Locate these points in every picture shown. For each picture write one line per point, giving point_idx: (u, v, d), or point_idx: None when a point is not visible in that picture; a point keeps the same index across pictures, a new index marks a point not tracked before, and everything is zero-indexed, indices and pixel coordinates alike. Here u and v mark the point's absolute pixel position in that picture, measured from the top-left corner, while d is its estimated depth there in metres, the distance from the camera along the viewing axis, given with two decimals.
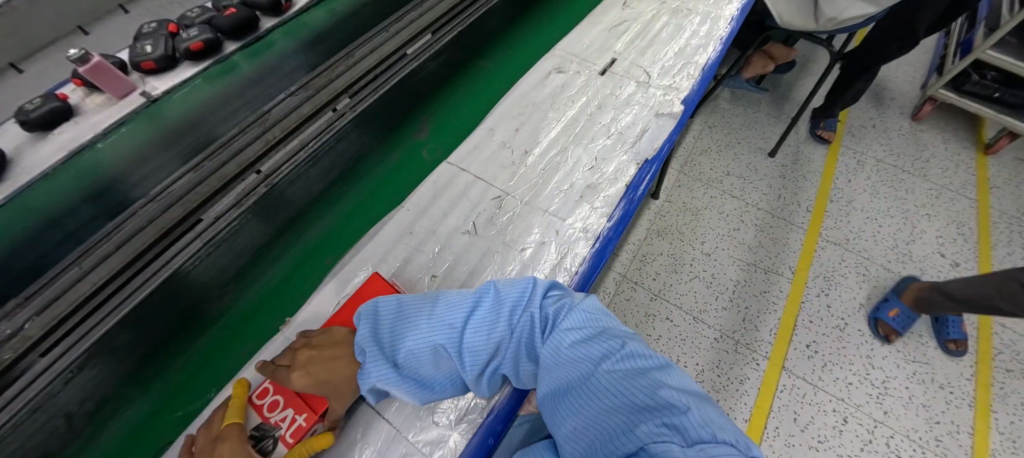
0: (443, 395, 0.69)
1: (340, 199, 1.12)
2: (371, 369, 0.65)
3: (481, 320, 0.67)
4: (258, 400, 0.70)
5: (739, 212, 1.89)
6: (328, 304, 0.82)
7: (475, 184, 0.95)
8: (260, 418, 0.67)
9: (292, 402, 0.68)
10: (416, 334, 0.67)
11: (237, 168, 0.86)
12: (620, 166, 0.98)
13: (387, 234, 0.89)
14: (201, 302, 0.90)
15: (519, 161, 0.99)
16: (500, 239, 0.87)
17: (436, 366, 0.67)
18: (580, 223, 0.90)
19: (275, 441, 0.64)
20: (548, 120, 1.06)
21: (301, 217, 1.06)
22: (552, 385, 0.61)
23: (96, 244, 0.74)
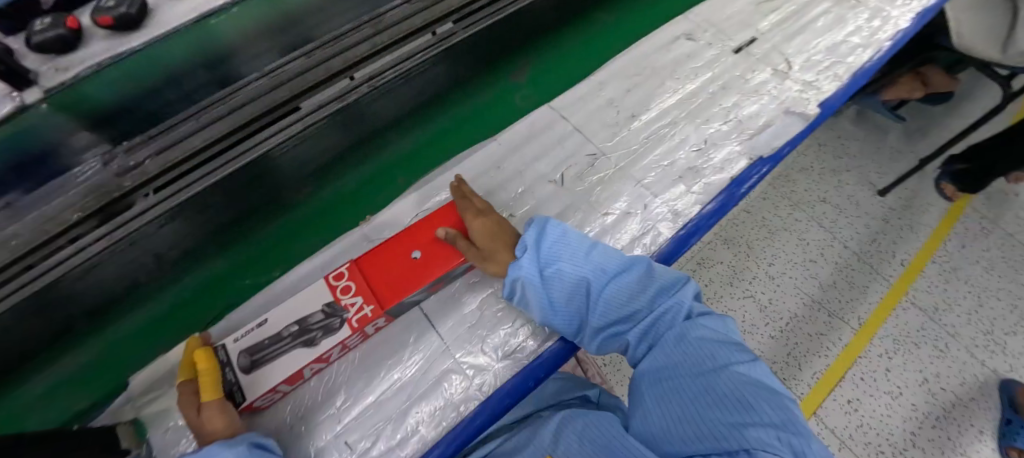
0: (554, 324, 0.67)
1: (432, 123, 1.08)
2: (519, 269, 0.65)
3: (635, 282, 0.64)
4: (331, 282, 0.63)
5: (822, 243, 1.61)
6: (406, 214, 0.85)
7: (573, 136, 0.90)
8: (329, 298, 0.61)
9: (364, 287, 0.62)
10: (572, 262, 0.65)
11: (342, 65, 0.76)
12: (730, 156, 0.89)
13: (476, 162, 0.88)
14: (280, 190, 0.93)
15: (626, 124, 0.91)
16: (585, 198, 0.83)
17: (573, 297, 0.65)
18: (671, 204, 0.84)
19: (342, 328, 0.60)
20: (664, 88, 0.96)
21: (390, 132, 1.04)
22: (659, 368, 0.58)
23: (214, 105, 0.72)
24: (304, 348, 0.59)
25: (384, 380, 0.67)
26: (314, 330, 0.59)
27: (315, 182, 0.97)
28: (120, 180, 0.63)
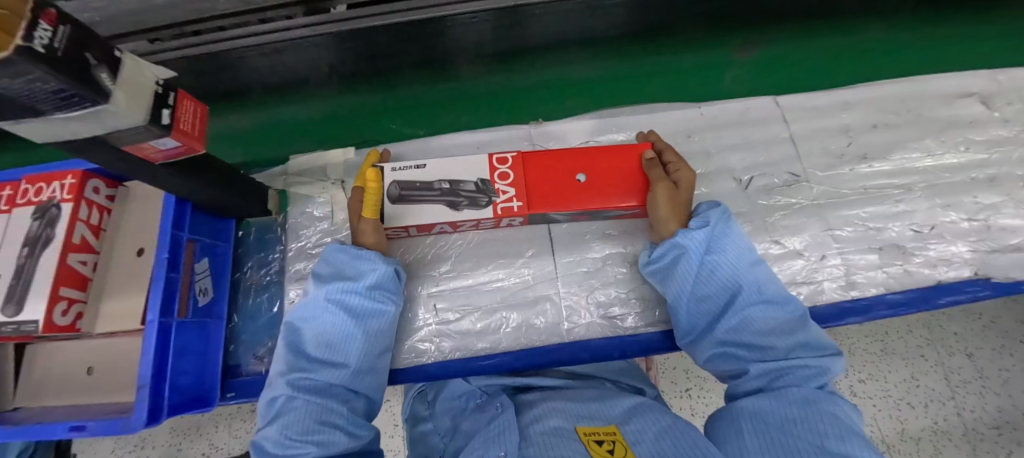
0: (675, 310, 0.61)
1: (643, 59, 0.83)
2: (683, 236, 0.60)
3: (787, 319, 0.56)
4: (494, 163, 0.65)
5: (969, 417, 0.84)
6: (576, 136, 0.81)
7: (784, 145, 0.78)
8: (486, 174, 0.64)
9: (522, 181, 0.64)
10: (735, 263, 0.59)
11: None
12: (952, 258, 0.72)
13: (670, 121, 0.80)
14: (451, 59, 0.79)
15: (851, 162, 0.77)
16: (762, 215, 0.74)
17: (711, 297, 0.59)
18: (850, 271, 0.71)
19: (486, 205, 0.64)
20: (919, 144, 0.78)
21: (590, 48, 0.81)
22: (765, 409, 0.48)
23: None
24: (446, 207, 0.63)
25: (488, 274, 0.70)
26: (462, 196, 0.63)
27: (491, 66, 0.82)
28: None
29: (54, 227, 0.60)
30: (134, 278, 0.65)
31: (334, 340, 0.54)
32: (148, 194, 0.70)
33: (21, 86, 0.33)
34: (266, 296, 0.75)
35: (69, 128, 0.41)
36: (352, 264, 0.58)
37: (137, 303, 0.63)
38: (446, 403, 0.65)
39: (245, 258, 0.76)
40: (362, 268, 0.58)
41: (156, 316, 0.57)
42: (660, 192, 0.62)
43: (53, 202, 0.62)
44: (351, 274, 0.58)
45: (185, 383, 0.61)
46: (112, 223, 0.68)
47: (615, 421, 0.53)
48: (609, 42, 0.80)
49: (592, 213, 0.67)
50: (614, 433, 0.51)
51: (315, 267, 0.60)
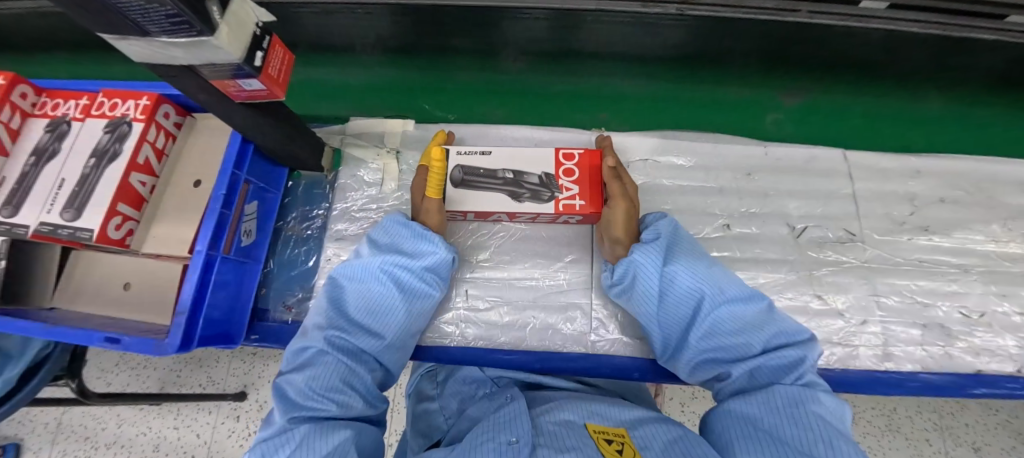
0: (648, 331, 0.59)
1: (690, 86, 0.83)
2: (640, 254, 0.59)
3: (755, 313, 0.54)
4: (561, 157, 0.66)
5: None
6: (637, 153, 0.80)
7: (843, 201, 0.76)
8: (553, 169, 0.65)
9: (587, 183, 0.64)
10: (693, 267, 0.58)
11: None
12: (1000, 352, 0.68)
13: (731, 155, 0.79)
14: (497, 50, 0.80)
15: (910, 232, 0.75)
16: (808, 267, 0.72)
17: (676, 313, 0.57)
18: (888, 342, 0.69)
19: (548, 200, 0.64)
20: (987, 228, 0.75)
21: (640, 65, 0.80)
22: (753, 415, 0.46)
23: None
24: (510, 195, 0.64)
25: (525, 270, 0.70)
26: (526, 187, 0.64)
27: (537, 65, 0.82)
28: None
29: (122, 144, 0.62)
30: (187, 207, 0.67)
31: (378, 308, 0.56)
32: (213, 130, 0.72)
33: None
34: (303, 249, 0.76)
35: (171, 54, 0.42)
36: (410, 240, 0.60)
37: (185, 231, 0.65)
38: (455, 389, 0.64)
39: (290, 209, 0.78)
40: (422, 248, 0.59)
41: (203, 247, 0.58)
42: (619, 210, 0.61)
43: (125, 119, 0.64)
44: (407, 249, 0.60)
45: (217, 317, 0.63)
46: (175, 150, 0.70)
47: (625, 425, 0.51)
48: (676, 65, 0.79)
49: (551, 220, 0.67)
50: (623, 436, 0.48)
51: (369, 234, 0.62)
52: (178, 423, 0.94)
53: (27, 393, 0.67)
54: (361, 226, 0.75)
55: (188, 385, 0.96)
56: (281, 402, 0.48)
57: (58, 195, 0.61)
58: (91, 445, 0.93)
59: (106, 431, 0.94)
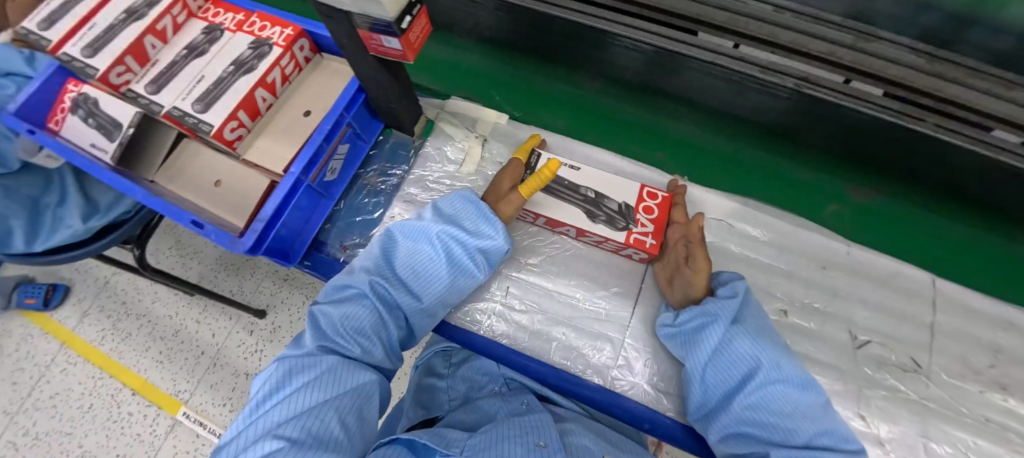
0: (692, 384, 0.58)
1: (745, 145, 0.90)
2: (711, 306, 0.58)
3: (810, 406, 0.51)
4: (643, 194, 0.67)
5: None
6: (713, 211, 0.79)
7: (918, 328, 0.71)
8: (634, 201, 0.66)
9: (661, 224, 0.65)
10: (762, 338, 0.55)
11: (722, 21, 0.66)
12: None
13: (810, 243, 0.76)
14: (586, 67, 0.95)
15: (986, 385, 0.68)
16: (858, 383, 0.68)
17: (727, 377, 0.54)
18: None
19: (621, 228, 0.65)
20: None
21: (711, 119, 0.91)
22: None
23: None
24: (585, 211, 0.66)
25: (567, 285, 0.71)
26: (603, 211, 0.66)
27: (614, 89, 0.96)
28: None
29: (259, 62, 0.70)
30: (292, 132, 0.73)
31: (426, 273, 0.58)
32: (334, 71, 0.79)
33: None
34: (371, 200, 0.81)
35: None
36: (473, 218, 0.61)
37: (286, 152, 0.71)
38: (466, 375, 0.66)
39: (373, 160, 0.83)
40: (483, 230, 0.60)
41: (296, 170, 0.64)
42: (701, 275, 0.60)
43: (269, 42, 0.72)
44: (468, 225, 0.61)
45: (285, 235, 0.68)
46: (298, 80, 0.77)
47: None
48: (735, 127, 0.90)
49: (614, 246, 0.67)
50: None
51: (439, 200, 0.64)
52: (202, 320, 1.01)
53: (99, 246, 0.75)
54: (431, 196, 0.79)
55: (222, 287, 1.04)
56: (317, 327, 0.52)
57: (194, 88, 0.69)
58: (125, 310, 1.03)
59: (141, 303, 1.04)
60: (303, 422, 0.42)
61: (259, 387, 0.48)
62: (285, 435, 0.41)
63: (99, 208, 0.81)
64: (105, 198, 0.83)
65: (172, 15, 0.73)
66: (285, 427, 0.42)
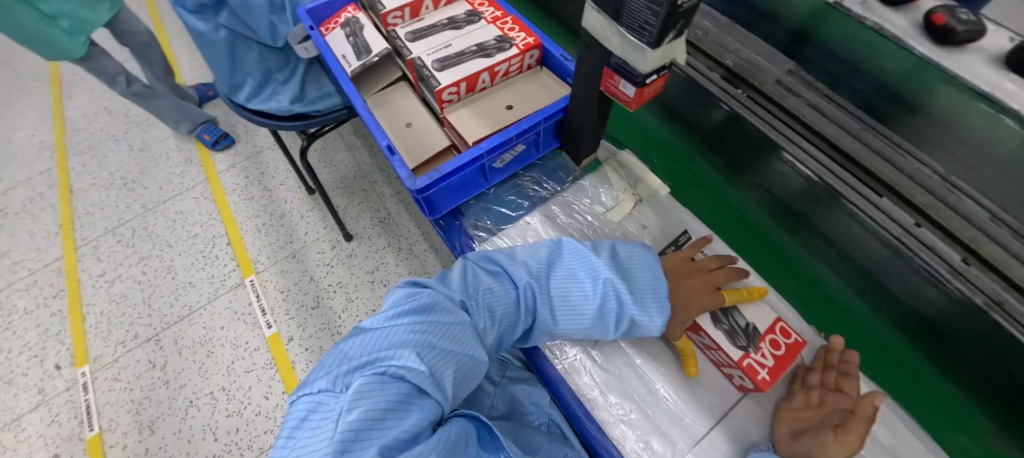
0: None
1: (879, 317, 0.85)
2: None
3: None
4: (774, 328, 0.67)
5: None
6: None
7: None
8: (763, 329, 0.66)
9: (782, 366, 0.63)
10: None
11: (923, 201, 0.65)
12: None
13: None
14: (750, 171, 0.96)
15: None
16: None
17: None
18: None
19: (739, 347, 0.64)
20: None
21: (856, 275, 0.86)
22: None
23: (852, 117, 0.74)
24: (711, 313, 0.66)
25: (654, 369, 0.69)
26: (729, 322, 0.66)
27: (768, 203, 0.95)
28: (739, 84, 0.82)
29: (497, 53, 0.82)
30: (490, 117, 0.82)
31: (574, 305, 0.63)
32: (543, 83, 0.88)
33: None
34: (517, 200, 0.87)
35: (610, 38, 0.53)
36: (643, 285, 0.63)
37: (480, 130, 0.80)
38: (512, 394, 0.72)
39: (534, 168, 0.90)
40: (646, 301, 0.62)
41: (483, 148, 0.75)
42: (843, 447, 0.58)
43: (511, 42, 0.84)
44: (638, 290, 0.62)
45: (443, 193, 0.78)
46: (514, 79, 0.88)
47: None
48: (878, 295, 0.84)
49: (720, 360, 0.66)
50: None
51: (623, 245, 0.68)
52: (306, 226, 1.59)
53: (321, 120, 1.18)
54: (570, 222, 0.82)
55: None
56: (467, 287, 0.62)
57: (439, 51, 0.83)
58: (270, 210, 1.65)
59: (280, 208, 1.65)
60: (436, 359, 0.52)
61: (408, 297, 0.58)
62: (422, 360, 0.51)
63: (302, 99, 1.18)
64: (312, 93, 1.19)
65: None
66: (424, 352, 0.52)
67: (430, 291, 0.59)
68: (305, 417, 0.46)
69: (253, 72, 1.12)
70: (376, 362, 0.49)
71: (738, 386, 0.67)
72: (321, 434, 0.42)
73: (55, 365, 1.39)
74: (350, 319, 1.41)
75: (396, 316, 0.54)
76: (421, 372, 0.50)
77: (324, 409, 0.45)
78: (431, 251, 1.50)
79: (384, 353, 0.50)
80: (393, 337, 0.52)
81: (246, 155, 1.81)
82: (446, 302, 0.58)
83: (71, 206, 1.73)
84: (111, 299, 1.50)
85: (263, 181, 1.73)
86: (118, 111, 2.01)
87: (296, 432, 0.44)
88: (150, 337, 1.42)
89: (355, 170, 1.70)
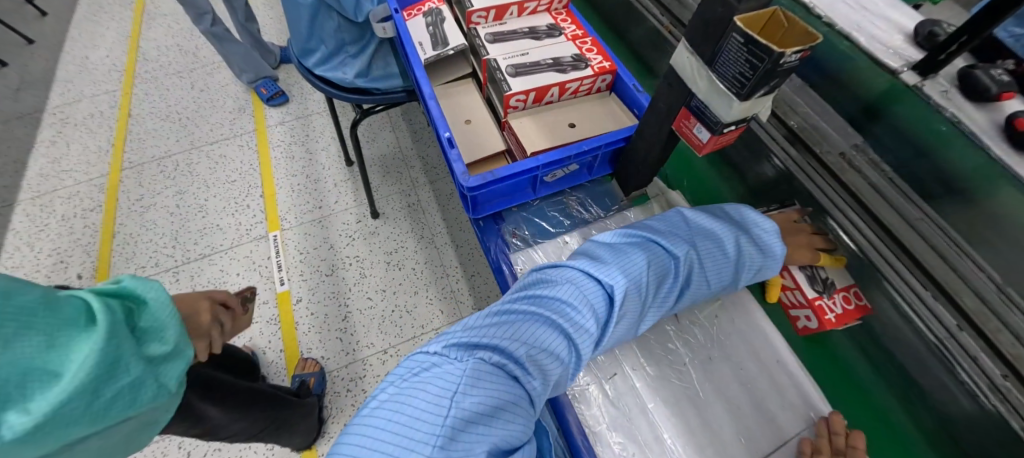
0: None
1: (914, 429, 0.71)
2: None
3: None
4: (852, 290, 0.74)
5: None
6: None
7: None
8: (841, 285, 0.74)
9: (848, 317, 0.73)
10: None
11: (967, 306, 0.62)
12: None
13: None
14: None
15: None
16: None
17: None
18: None
19: (814, 291, 0.76)
20: None
21: (889, 375, 0.73)
22: None
23: (906, 203, 0.68)
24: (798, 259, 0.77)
25: (664, 416, 0.68)
26: (810, 270, 0.77)
27: None
28: (797, 144, 0.77)
29: (571, 71, 0.83)
30: (552, 131, 0.83)
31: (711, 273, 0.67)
32: (609, 109, 0.88)
33: (745, 50, 0.45)
34: (559, 217, 0.87)
35: (697, 82, 0.53)
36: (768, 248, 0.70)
37: (539, 143, 0.81)
38: None
39: (580, 189, 0.90)
40: (772, 251, 0.69)
41: (541, 161, 0.75)
42: None
43: (586, 63, 0.84)
44: (764, 247, 0.70)
45: (493, 194, 0.79)
46: (580, 99, 0.88)
47: None
48: (914, 407, 0.71)
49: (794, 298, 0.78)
50: None
51: (750, 211, 0.72)
52: (340, 195, 1.63)
53: (377, 98, 1.20)
54: None
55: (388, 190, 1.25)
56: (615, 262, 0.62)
57: (516, 57, 0.85)
58: (307, 173, 1.69)
59: (320, 173, 1.69)
60: (538, 354, 0.54)
61: (549, 287, 0.60)
62: (536, 368, 0.53)
63: (367, 74, 1.21)
64: (376, 70, 1.22)
65: (537, 4, 0.92)
66: (533, 355, 0.53)
67: (572, 282, 0.60)
68: (425, 369, 0.51)
69: (329, 39, 1.14)
70: (485, 343, 0.53)
71: (799, 328, 0.80)
72: (435, 399, 0.47)
73: (77, 275, 1.44)
74: (359, 294, 1.43)
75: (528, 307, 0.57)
76: (530, 380, 0.52)
77: (442, 370, 0.50)
78: (452, 246, 1.51)
79: (501, 343, 0.53)
80: (515, 329, 0.55)
81: (295, 115, 1.86)
82: (586, 299, 0.59)
83: (126, 129, 1.81)
84: (142, 224, 1.55)
85: (306, 143, 1.78)
86: (188, 49, 2.10)
87: (413, 380, 0.50)
88: (170, 267, 1.47)
89: (395, 151, 1.74)
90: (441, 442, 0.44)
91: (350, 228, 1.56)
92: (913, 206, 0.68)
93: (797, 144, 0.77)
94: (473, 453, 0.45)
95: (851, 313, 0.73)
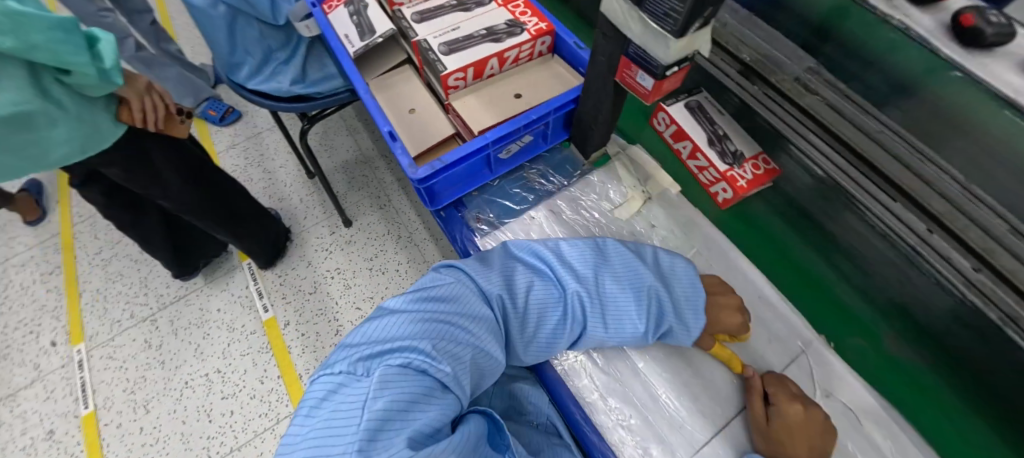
0: None
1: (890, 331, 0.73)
2: None
3: None
4: (759, 158, 0.74)
5: None
6: (843, 393, 0.67)
7: None
8: (749, 154, 0.74)
9: (758, 181, 0.73)
10: None
11: (939, 206, 0.58)
12: None
13: None
14: None
15: None
16: None
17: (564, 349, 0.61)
18: None
19: (725, 163, 0.73)
20: None
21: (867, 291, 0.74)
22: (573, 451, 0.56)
23: (870, 119, 0.65)
24: (707, 136, 0.75)
25: (655, 372, 0.65)
26: (720, 144, 0.75)
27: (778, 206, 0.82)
28: (750, 79, 0.73)
29: (506, 38, 0.79)
30: (496, 104, 0.80)
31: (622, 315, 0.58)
32: (554, 72, 0.84)
33: None
34: (521, 193, 0.84)
35: (629, 25, 0.50)
36: (680, 297, 0.61)
37: (486, 120, 0.77)
38: (510, 393, 0.68)
39: (541, 161, 0.87)
40: (699, 307, 0.61)
41: (490, 138, 0.71)
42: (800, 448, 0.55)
43: (522, 27, 0.80)
44: (676, 302, 0.61)
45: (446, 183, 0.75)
46: (523, 67, 0.84)
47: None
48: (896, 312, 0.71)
49: (706, 168, 0.76)
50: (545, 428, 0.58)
51: (666, 255, 0.65)
52: (306, 211, 1.57)
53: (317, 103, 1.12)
54: (576, 219, 0.79)
55: None
56: (503, 275, 0.58)
57: (446, 33, 0.80)
58: (268, 194, 1.62)
59: (280, 191, 1.62)
60: (444, 343, 0.47)
61: (433, 286, 0.54)
62: (446, 352, 0.46)
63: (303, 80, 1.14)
64: (314, 73, 1.15)
65: None
66: (446, 342, 0.47)
67: (457, 281, 0.54)
68: (326, 394, 0.41)
69: (255, 50, 1.07)
70: (387, 341, 0.45)
71: (719, 202, 0.78)
72: (343, 413, 0.38)
73: (49, 341, 1.37)
74: (346, 306, 1.38)
75: (418, 301, 0.50)
76: (446, 363, 0.45)
77: (349, 387, 0.41)
78: (430, 241, 1.47)
79: (403, 339, 0.45)
80: (412, 324, 0.47)
81: (245, 136, 1.77)
82: (476, 293, 0.54)
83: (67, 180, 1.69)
84: (106, 278, 1.47)
85: (263, 161, 1.70)
86: None
87: (311, 413, 0.40)
88: (147, 315, 1.40)
89: (355, 155, 1.67)
90: (360, 444, 0.36)
91: (322, 241, 1.50)
92: (876, 123, 0.64)
93: (751, 79, 0.73)
94: (400, 440, 0.37)
95: (759, 178, 0.73)
